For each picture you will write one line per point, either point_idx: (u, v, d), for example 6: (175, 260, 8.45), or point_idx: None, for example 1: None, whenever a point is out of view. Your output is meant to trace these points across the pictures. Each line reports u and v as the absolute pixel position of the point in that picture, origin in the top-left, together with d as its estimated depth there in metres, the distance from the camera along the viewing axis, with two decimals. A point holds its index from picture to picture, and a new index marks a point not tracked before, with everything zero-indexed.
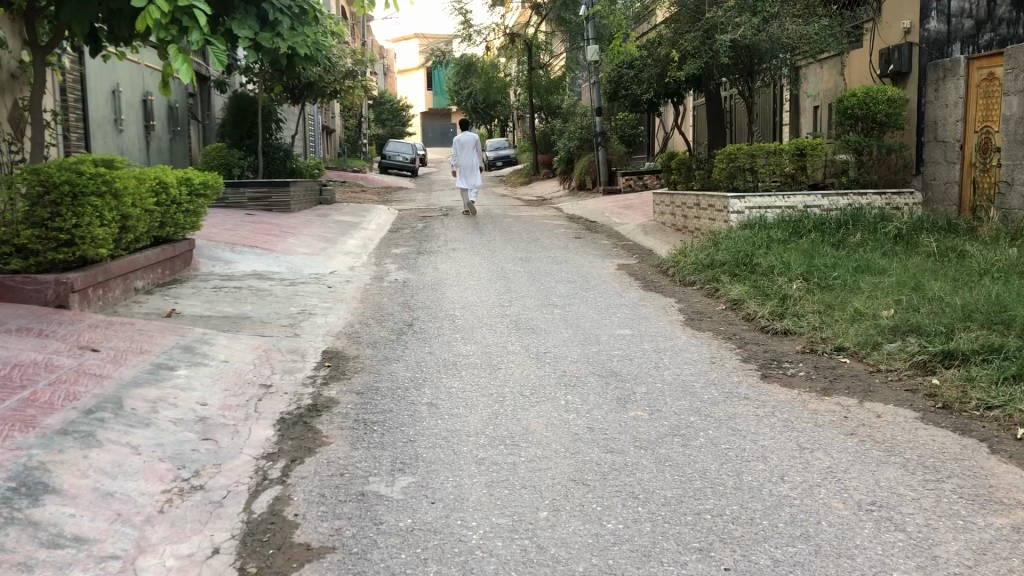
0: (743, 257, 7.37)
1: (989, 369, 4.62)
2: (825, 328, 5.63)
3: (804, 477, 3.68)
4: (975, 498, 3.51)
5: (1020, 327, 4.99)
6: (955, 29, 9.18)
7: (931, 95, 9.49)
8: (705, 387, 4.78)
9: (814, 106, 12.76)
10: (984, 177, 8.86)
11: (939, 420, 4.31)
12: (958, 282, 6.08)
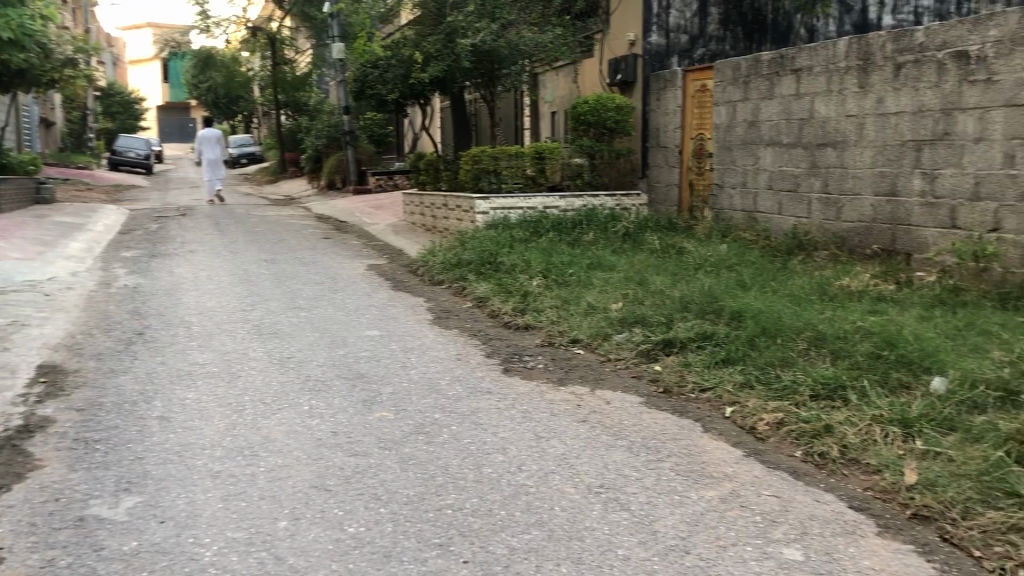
0: (488, 256, 7.59)
1: (703, 354, 5.09)
2: (561, 322, 5.94)
3: (540, 466, 3.86)
4: (689, 473, 3.85)
5: (729, 314, 5.50)
6: (673, 43, 10.30)
7: (654, 104, 10.26)
8: (449, 383, 4.88)
9: (551, 111, 13.41)
10: (699, 180, 9.68)
11: (660, 404, 4.68)
12: (677, 276, 6.63)
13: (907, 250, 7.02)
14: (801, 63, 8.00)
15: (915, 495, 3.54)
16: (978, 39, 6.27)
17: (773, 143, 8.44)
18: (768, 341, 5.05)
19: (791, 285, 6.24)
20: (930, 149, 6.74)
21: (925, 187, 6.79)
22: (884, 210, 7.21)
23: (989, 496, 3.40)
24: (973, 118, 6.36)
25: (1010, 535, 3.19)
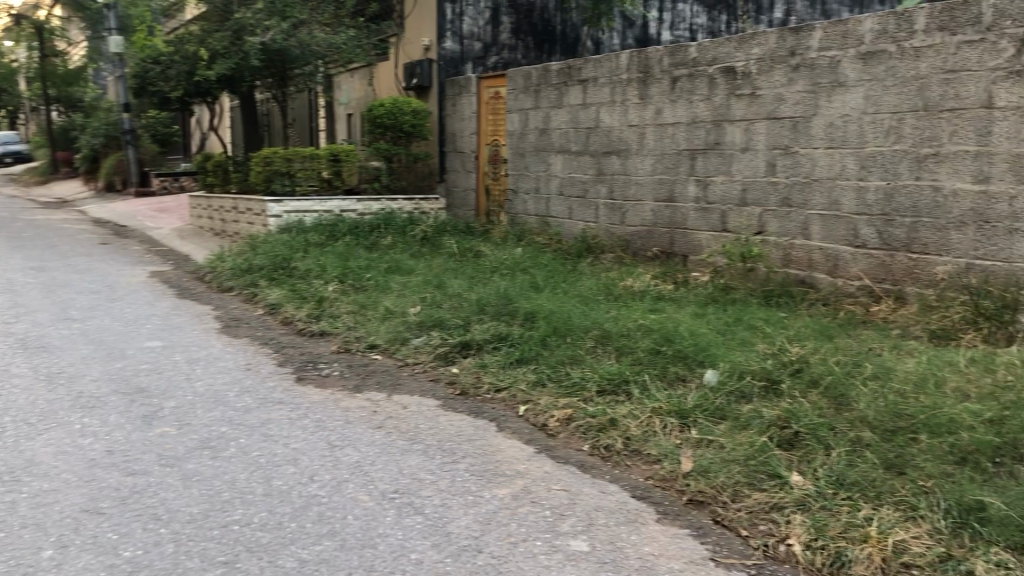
0: (281, 261, 7.38)
1: (498, 356, 5.18)
2: (358, 327, 5.87)
3: (333, 475, 3.79)
4: (483, 473, 3.91)
5: (522, 315, 5.64)
6: (468, 49, 10.51)
7: (450, 109, 10.36)
8: (238, 394, 4.70)
9: (346, 114, 13.26)
10: (495, 185, 9.87)
11: (455, 406, 4.73)
12: (474, 279, 6.72)
13: (683, 252, 7.49)
14: (587, 73, 8.32)
15: (690, 482, 3.77)
16: (743, 56, 6.77)
17: (563, 150, 8.74)
18: (559, 340, 5.22)
19: (580, 286, 6.48)
20: (703, 158, 7.22)
21: (699, 193, 7.28)
22: (664, 215, 7.65)
23: (755, 479, 3.68)
24: (740, 129, 6.87)
25: (772, 514, 3.48)
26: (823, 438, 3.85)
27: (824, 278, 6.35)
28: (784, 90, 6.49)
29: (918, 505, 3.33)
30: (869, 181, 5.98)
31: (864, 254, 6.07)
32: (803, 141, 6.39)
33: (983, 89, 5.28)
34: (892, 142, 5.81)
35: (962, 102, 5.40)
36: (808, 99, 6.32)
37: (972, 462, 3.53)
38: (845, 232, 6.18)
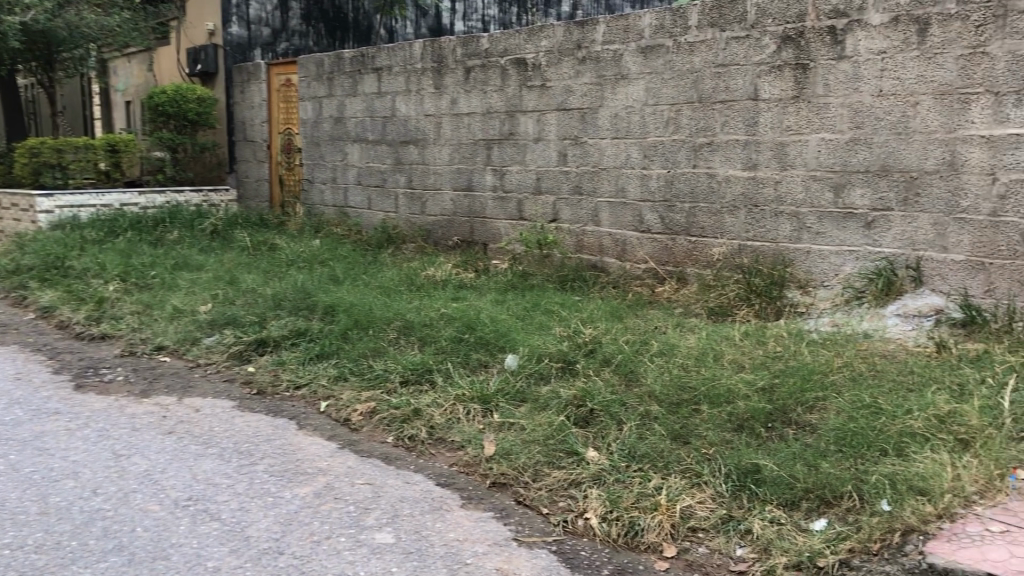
0: (54, 260, 6.81)
1: (296, 352, 5.04)
2: (144, 328, 5.53)
3: (118, 486, 3.55)
4: (283, 473, 3.79)
5: (322, 309, 5.52)
6: (256, 35, 10.16)
7: (238, 96, 9.98)
8: (7, 408, 4.30)
9: (123, 101, 12.43)
10: (289, 175, 9.59)
11: (252, 406, 4.56)
12: (268, 274, 6.50)
13: (482, 241, 7.60)
14: (381, 62, 8.25)
15: (493, 465, 3.83)
16: (532, 48, 6.94)
17: (359, 139, 8.62)
18: (360, 333, 5.15)
19: (381, 277, 6.42)
20: (498, 148, 7.34)
21: (496, 183, 7.40)
22: (462, 204, 7.72)
23: (553, 457, 3.80)
24: (532, 119, 7.04)
25: (570, 490, 3.61)
26: (616, 414, 4.03)
27: (614, 262, 6.65)
28: (572, 82, 6.71)
29: (701, 471, 3.56)
30: (652, 169, 6.31)
31: (649, 238, 6.40)
32: (591, 131, 6.64)
33: (750, 82, 5.70)
34: (671, 133, 6.16)
35: (732, 95, 5.80)
36: (594, 91, 6.57)
37: (748, 427, 3.82)
38: (632, 218, 6.49)
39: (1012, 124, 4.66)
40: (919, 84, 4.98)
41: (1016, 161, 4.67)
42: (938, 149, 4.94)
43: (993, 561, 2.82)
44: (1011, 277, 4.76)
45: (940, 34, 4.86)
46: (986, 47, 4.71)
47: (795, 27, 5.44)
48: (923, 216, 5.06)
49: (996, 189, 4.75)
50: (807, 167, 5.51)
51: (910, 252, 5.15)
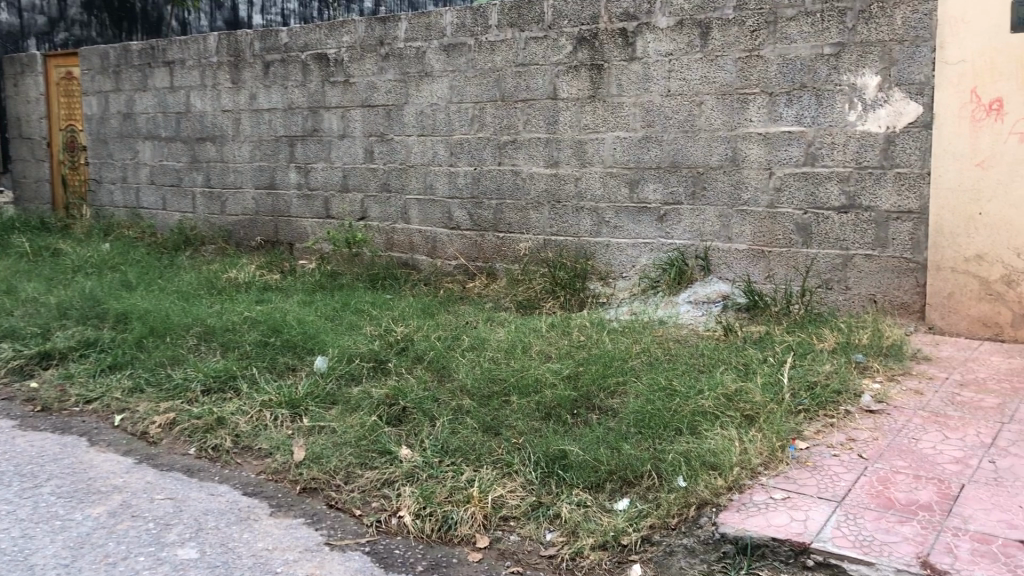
0: None
1: (86, 364, 4.71)
2: None
3: None
4: (72, 493, 3.53)
5: (113, 317, 5.18)
6: (28, 23, 9.75)
7: (11, 90, 9.20)
8: None
9: None
10: (73, 175, 8.94)
11: (36, 424, 4.23)
12: (51, 281, 6.03)
13: (288, 241, 7.39)
14: (173, 55, 7.84)
15: (303, 470, 3.74)
16: (334, 44, 6.82)
17: (151, 136, 8.16)
18: (157, 341, 4.88)
19: (179, 281, 6.12)
20: (302, 145, 7.16)
21: (300, 180, 7.22)
22: (266, 203, 7.48)
23: (366, 458, 3.76)
24: (336, 116, 6.92)
25: (383, 490, 3.58)
26: (428, 411, 4.04)
27: (424, 260, 6.66)
28: (375, 78, 6.65)
29: (511, 461, 3.63)
30: (458, 166, 6.36)
31: (458, 235, 6.46)
32: (396, 128, 6.61)
33: (549, 81, 5.87)
34: (476, 130, 6.23)
35: (533, 93, 5.95)
36: (398, 88, 6.55)
37: (555, 415, 3.94)
38: (440, 214, 6.52)
39: (785, 122, 5.08)
40: (703, 84, 5.32)
41: (788, 156, 5.09)
42: (721, 145, 5.30)
43: (776, 526, 3.05)
44: (787, 264, 5.20)
45: (720, 38, 5.21)
46: (760, 51, 5.09)
47: (589, 28, 5.65)
48: (710, 209, 5.41)
49: (772, 182, 5.16)
50: (604, 164, 5.74)
51: (699, 243, 5.49)
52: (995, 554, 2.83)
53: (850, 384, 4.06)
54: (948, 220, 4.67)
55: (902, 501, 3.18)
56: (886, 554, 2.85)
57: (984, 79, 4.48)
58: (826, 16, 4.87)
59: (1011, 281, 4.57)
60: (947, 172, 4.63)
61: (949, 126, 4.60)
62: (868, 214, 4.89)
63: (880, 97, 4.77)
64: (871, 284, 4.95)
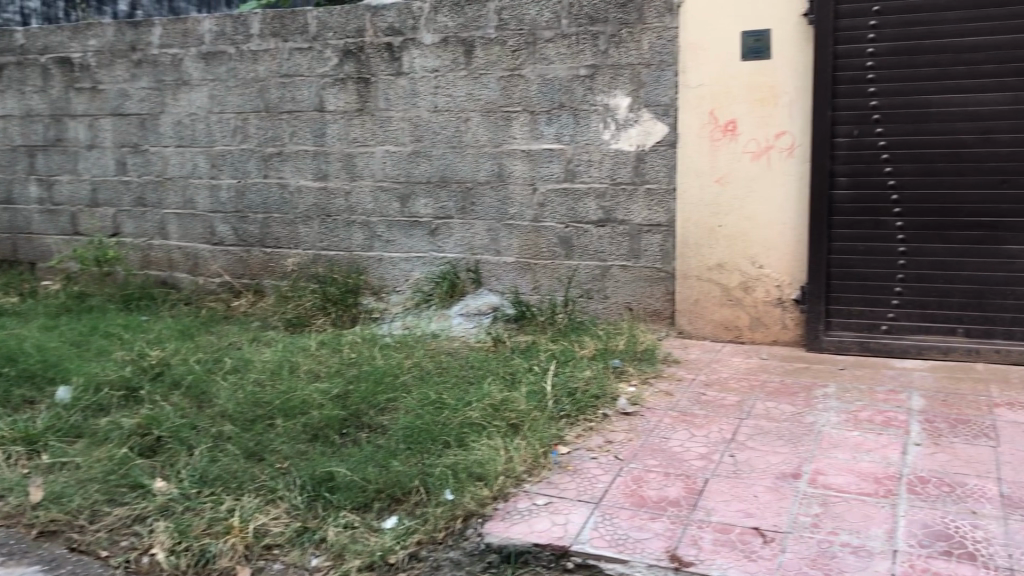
0: None
1: None
2: None
3: None
4: None
5: None
6: None
7: None
8: None
9: None
10: None
11: None
12: None
13: (30, 259, 6.80)
14: None
15: (41, 513, 3.45)
16: (79, 47, 6.34)
17: None
18: None
19: None
20: (43, 156, 6.61)
21: (43, 194, 6.66)
22: (2, 219, 6.83)
23: (114, 494, 3.50)
24: (83, 125, 6.44)
25: (134, 527, 3.36)
26: (186, 439, 3.82)
27: (184, 277, 6.33)
28: (126, 85, 6.25)
29: (275, 486, 3.51)
30: (220, 179, 6.11)
31: (221, 251, 6.20)
32: (152, 138, 6.25)
33: (314, 94, 5.76)
34: (239, 142, 6.01)
35: (298, 105, 5.81)
36: (152, 96, 6.19)
37: (322, 436, 3.85)
38: (202, 230, 6.22)
39: (546, 139, 5.27)
40: (468, 102, 5.41)
41: (550, 172, 5.29)
42: (487, 161, 5.43)
43: (539, 531, 3.14)
44: (551, 275, 5.40)
45: (483, 56, 5.34)
46: (521, 70, 5.26)
47: (354, 41, 5.61)
48: (478, 223, 5.51)
49: (535, 198, 5.34)
50: (374, 178, 5.71)
51: (469, 256, 5.58)
52: (733, 542, 3.06)
53: (608, 389, 4.27)
54: (694, 232, 5.03)
55: (653, 498, 3.37)
56: (638, 551, 3.02)
57: (720, 102, 4.86)
58: (581, 38, 5.10)
59: (747, 288, 4.99)
60: (691, 189, 5.00)
61: (691, 145, 4.96)
62: (623, 227, 5.18)
63: (630, 117, 5.07)
64: (627, 293, 5.25)
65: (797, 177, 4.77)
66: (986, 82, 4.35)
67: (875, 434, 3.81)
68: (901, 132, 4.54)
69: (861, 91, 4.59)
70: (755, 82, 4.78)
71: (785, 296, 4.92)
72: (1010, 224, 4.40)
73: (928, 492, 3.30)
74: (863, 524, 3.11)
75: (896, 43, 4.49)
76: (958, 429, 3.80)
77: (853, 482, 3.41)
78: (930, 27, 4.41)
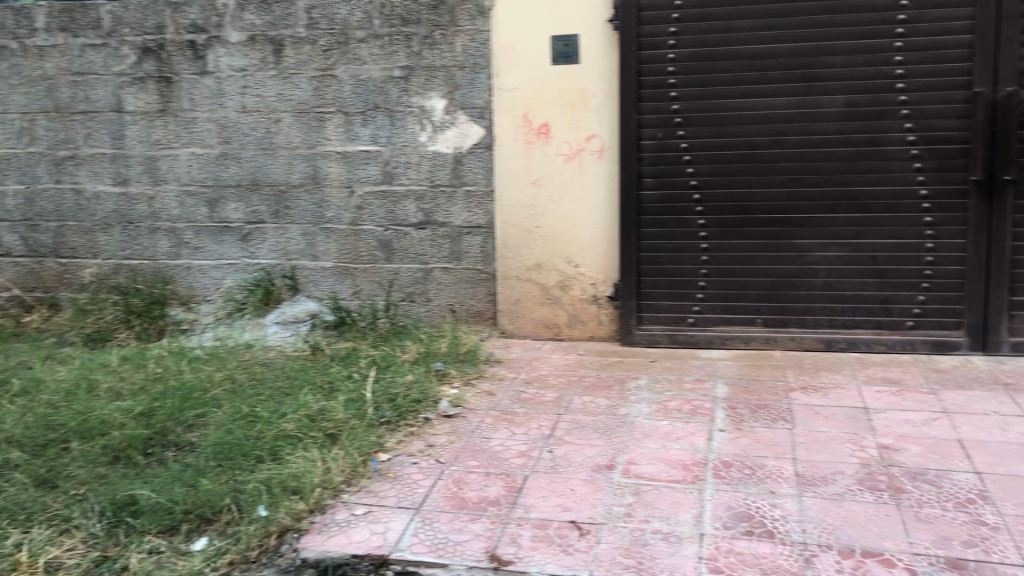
0: None
1: None
2: None
3: None
4: None
5: None
6: None
7: None
8: None
9: None
10: None
11: None
12: None
13: None
14: None
15: None
16: None
17: None
18: None
19: None
20: None
21: None
22: None
23: None
24: None
25: None
26: None
27: None
28: None
29: (70, 515, 3.25)
30: (5, 184, 5.64)
31: (9, 262, 5.72)
32: None
33: (111, 93, 5.41)
34: (26, 144, 5.56)
35: (93, 105, 5.45)
36: None
37: (124, 458, 3.61)
38: None
39: (361, 141, 5.18)
40: (278, 102, 5.24)
41: (367, 175, 5.20)
42: (300, 163, 5.28)
43: (357, 542, 3.07)
44: (371, 279, 5.31)
45: (292, 55, 5.18)
46: (334, 70, 5.15)
47: (153, 38, 5.31)
48: (293, 227, 5.35)
49: (352, 201, 5.24)
50: (179, 182, 5.43)
51: (285, 262, 5.40)
52: (550, 537, 3.10)
53: (429, 392, 4.24)
54: (511, 233, 5.09)
55: (473, 499, 3.37)
56: (458, 554, 3.01)
57: (533, 105, 4.94)
58: (394, 40, 5.05)
59: (564, 286, 5.10)
60: (508, 191, 5.05)
61: (506, 148, 5.01)
62: (443, 230, 5.17)
63: (446, 119, 5.07)
64: (449, 295, 5.24)
65: (607, 179, 4.91)
66: (775, 87, 4.65)
67: (683, 422, 3.99)
68: (701, 135, 4.78)
69: (664, 95, 4.79)
70: (565, 86, 4.89)
71: (600, 293, 5.06)
72: (799, 220, 4.72)
73: (732, 475, 3.47)
74: (672, 510, 3.23)
75: (694, 49, 4.71)
76: (758, 414, 4.03)
77: (663, 470, 3.54)
78: (724, 35, 4.66)
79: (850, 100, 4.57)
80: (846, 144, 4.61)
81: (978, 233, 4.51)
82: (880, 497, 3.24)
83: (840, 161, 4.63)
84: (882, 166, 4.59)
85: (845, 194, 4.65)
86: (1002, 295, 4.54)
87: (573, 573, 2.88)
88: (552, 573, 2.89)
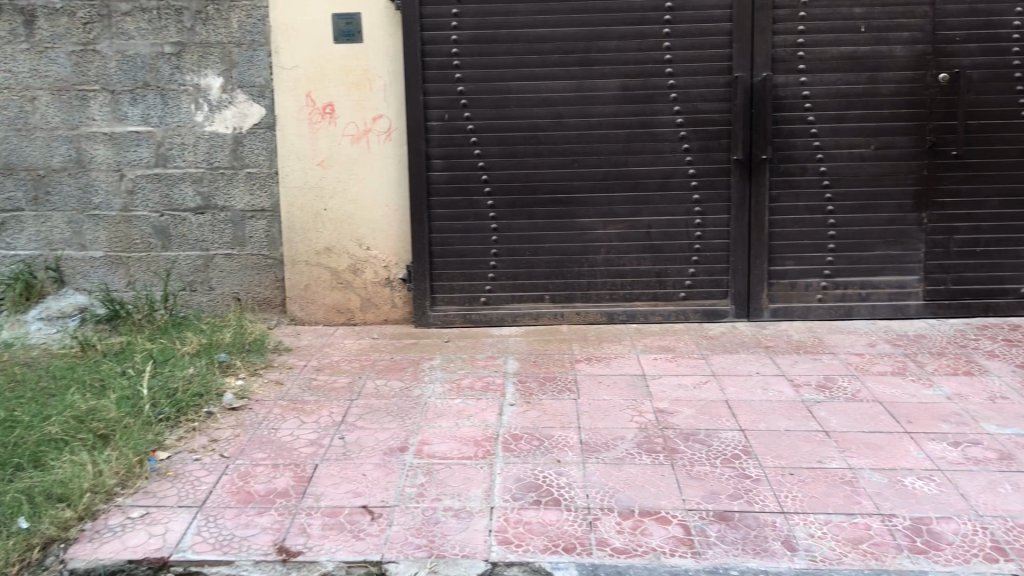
0: None
1: None
2: None
3: None
4: None
5: None
6: None
7: None
8: None
9: None
10: None
11: None
12: None
13: None
14: None
15: None
16: None
17: None
18: None
19: None
20: None
21: None
22: None
23: None
24: None
25: None
26: None
27: None
28: None
29: None
30: None
31: None
32: None
33: None
34: None
35: None
36: None
37: None
38: None
39: (130, 121, 4.86)
40: (33, 78, 4.83)
41: (138, 157, 4.88)
42: (61, 145, 4.89)
43: (133, 547, 2.89)
44: (146, 269, 5.00)
45: (47, 28, 4.79)
46: (96, 45, 4.79)
47: None
48: (56, 215, 4.95)
49: (123, 185, 4.91)
50: None
51: (48, 252, 4.99)
52: (342, 524, 3.05)
53: (212, 385, 4.06)
54: (298, 216, 4.95)
55: (261, 492, 3.26)
56: (244, 549, 2.90)
57: (315, 85, 4.81)
58: (163, 14, 4.76)
59: (356, 270, 5.02)
60: (292, 173, 4.90)
61: (289, 128, 4.85)
62: (224, 214, 4.95)
63: (224, 99, 4.84)
64: (233, 283, 5.03)
65: (395, 160, 4.88)
66: (555, 71, 4.77)
67: (475, 399, 4.04)
68: (486, 116, 4.83)
69: (448, 77, 4.79)
70: (349, 65, 4.80)
71: (392, 276, 5.03)
72: (581, 199, 4.90)
73: (521, 447, 3.56)
74: (463, 487, 3.27)
75: (476, 32, 4.75)
76: (546, 386, 4.16)
77: (455, 448, 3.58)
78: (505, 18, 4.73)
79: (625, 84, 4.78)
80: (621, 126, 4.82)
81: (740, 209, 4.86)
82: (656, 459, 3.43)
83: (616, 143, 4.84)
84: (654, 147, 4.84)
85: (622, 174, 4.86)
86: (763, 265, 4.92)
87: (363, 558, 2.85)
88: (342, 560, 2.84)
